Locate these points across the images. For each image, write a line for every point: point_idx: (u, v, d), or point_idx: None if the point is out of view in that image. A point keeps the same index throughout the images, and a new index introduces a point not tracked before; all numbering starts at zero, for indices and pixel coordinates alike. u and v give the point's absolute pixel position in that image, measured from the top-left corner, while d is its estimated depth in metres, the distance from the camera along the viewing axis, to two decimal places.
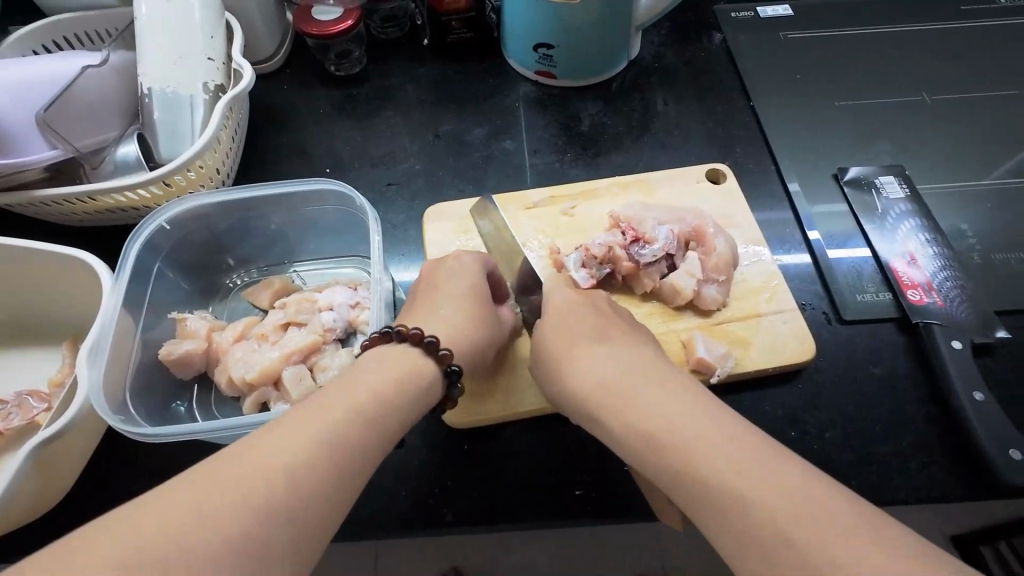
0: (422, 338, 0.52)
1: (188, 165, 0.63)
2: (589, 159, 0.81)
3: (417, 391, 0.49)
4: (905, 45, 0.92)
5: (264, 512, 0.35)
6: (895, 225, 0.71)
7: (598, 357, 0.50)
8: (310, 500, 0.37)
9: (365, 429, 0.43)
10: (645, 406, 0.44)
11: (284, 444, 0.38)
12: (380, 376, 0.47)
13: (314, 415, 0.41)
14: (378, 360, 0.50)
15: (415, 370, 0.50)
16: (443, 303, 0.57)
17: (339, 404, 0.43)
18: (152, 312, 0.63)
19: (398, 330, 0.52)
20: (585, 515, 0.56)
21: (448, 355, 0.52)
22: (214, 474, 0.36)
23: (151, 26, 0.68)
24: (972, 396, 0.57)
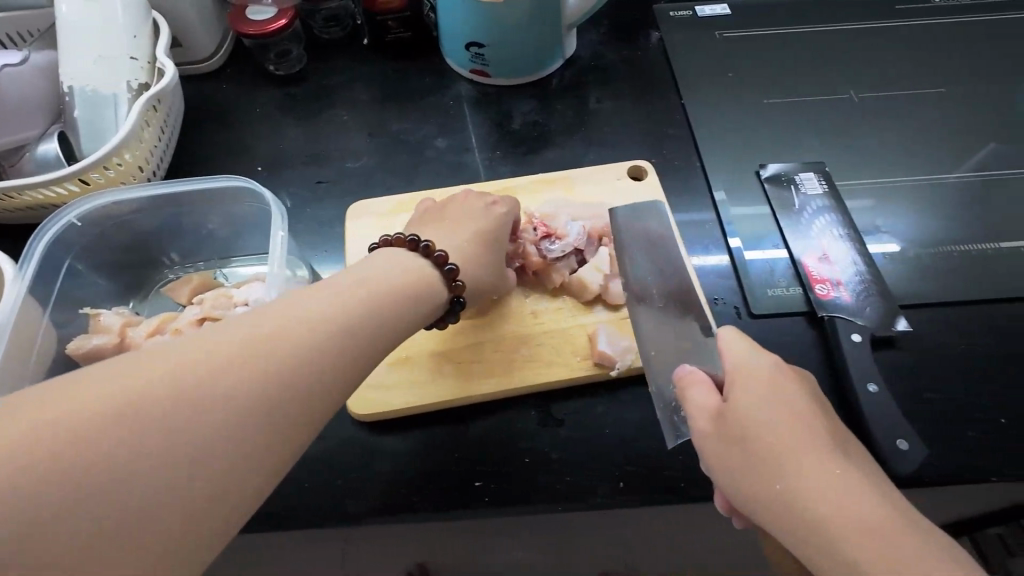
0: (444, 263, 0.57)
1: (103, 162, 0.64)
2: (519, 156, 0.82)
3: (428, 302, 0.54)
4: (834, 46, 0.94)
5: (206, 421, 0.35)
6: (810, 222, 0.72)
7: (765, 382, 0.47)
8: (254, 416, 0.37)
9: (323, 348, 0.42)
10: (804, 444, 0.43)
11: (231, 355, 0.38)
12: (396, 282, 0.52)
13: (268, 324, 0.41)
14: (401, 265, 0.54)
15: (431, 285, 0.55)
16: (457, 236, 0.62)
17: (299, 319, 0.42)
18: (63, 307, 0.65)
19: (426, 246, 0.57)
20: (485, 504, 0.57)
21: (461, 287, 0.57)
22: (160, 374, 0.36)
23: (71, 27, 0.68)
24: (866, 388, 0.58)
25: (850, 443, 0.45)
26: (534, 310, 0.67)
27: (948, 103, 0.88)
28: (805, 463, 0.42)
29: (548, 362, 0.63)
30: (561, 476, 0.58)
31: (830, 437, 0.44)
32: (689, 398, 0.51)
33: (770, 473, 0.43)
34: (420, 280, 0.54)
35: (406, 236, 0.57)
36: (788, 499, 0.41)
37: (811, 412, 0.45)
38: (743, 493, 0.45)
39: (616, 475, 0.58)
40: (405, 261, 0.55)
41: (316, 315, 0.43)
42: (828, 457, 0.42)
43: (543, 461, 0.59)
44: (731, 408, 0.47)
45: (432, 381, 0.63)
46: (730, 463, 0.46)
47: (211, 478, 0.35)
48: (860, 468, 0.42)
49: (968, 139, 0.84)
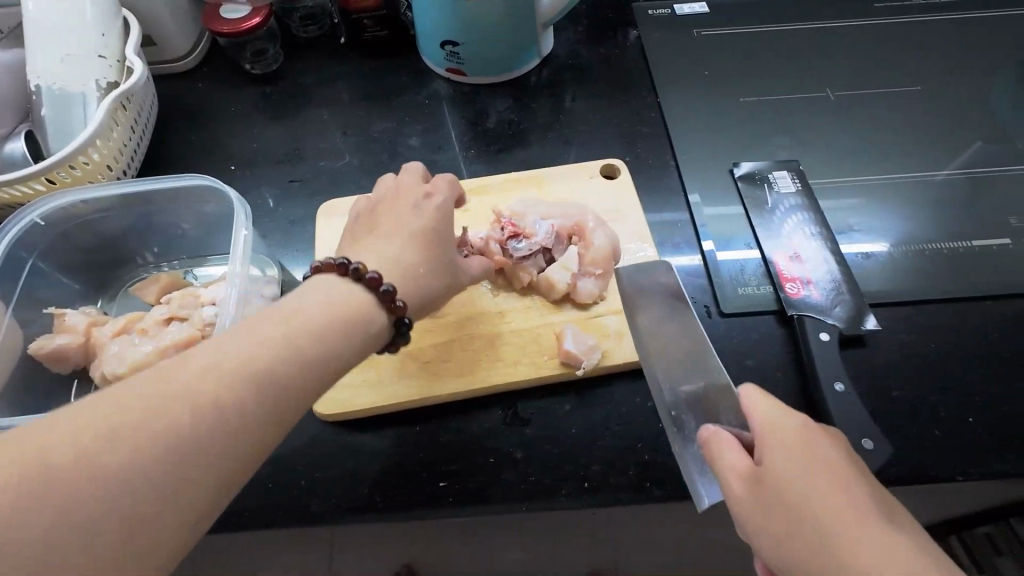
0: (378, 284, 0.49)
1: (69, 161, 0.64)
2: (493, 155, 0.82)
3: (365, 330, 0.48)
4: (812, 45, 0.94)
5: (181, 445, 0.36)
6: (782, 221, 0.72)
7: (798, 440, 0.45)
8: (226, 434, 0.37)
9: (294, 366, 0.42)
10: (844, 504, 0.40)
11: (202, 376, 0.38)
12: (327, 311, 0.46)
13: (236, 348, 0.41)
14: (325, 297, 0.47)
15: (361, 312, 0.48)
16: (394, 248, 0.54)
17: (265, 338, 0.42)
18: (26, 306, 0.65)
19: (356, 269, 0.49)
20: (450, 504, 0.57)
21: (402, 307, 0.50)
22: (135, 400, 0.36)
23: (37, 25, 0.68)
24: (833, 386, 0.58)
25: (889, 497, 0.42)
26: (501, 309, 0.67)
27: (925, 102, 0.87)
28: (848, 523, 0.39)
29: (514, 360, 0.63)
30: (527, 475, 0.58)
31: (868, 494, 0.41)
32: (718, 458, 0.48)
33: (817, 549, 0.39)
34: (348, 303, 0.48)
35: (333, 261, 0.50)
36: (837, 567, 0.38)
37: (845, 466, 0.43)
38: (788, 563, 0.41)
39: (581, 475, 0.58)
40: (336, 285, 0.49)
41: (281, 334, 0.43)
42: (869, 515, 0.39)
43: (508, 460, 0.59)
44: (766, 468, 0.44)
45: (396, 381, 0.62)
46: (769, 530, 0.42)
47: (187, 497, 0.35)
48: (904, 527, 0.39)
49: (945, 138, 0.83)
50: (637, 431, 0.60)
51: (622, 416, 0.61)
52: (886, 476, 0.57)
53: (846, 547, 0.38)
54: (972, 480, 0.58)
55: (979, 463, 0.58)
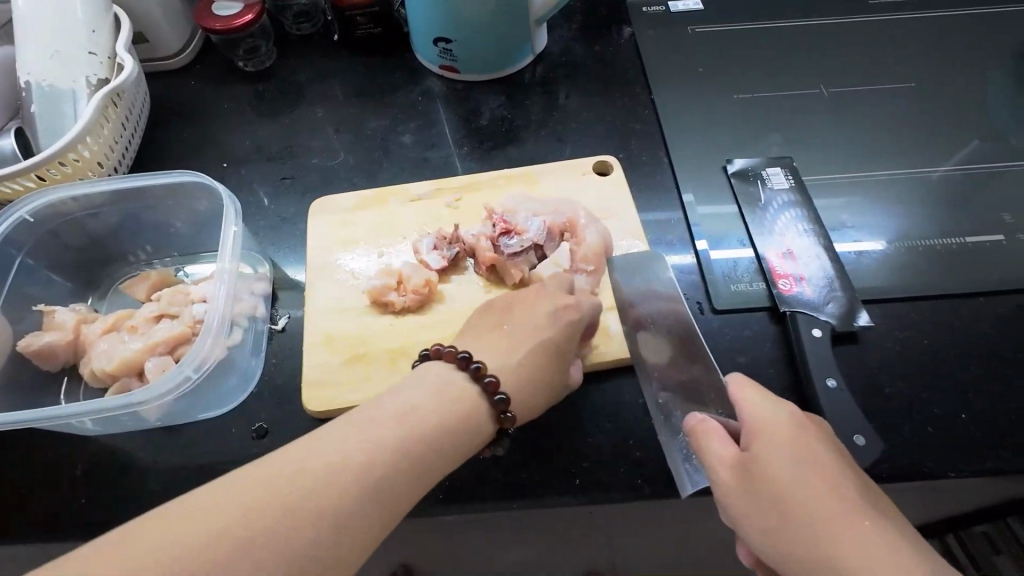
0: (494, 392, 0.50)
1: (58, 158, 0.64)
2: (486, 152, 0.82)
3: (473, 432, 0.48)
4: (806, 41, 0.94)
5: (310, 543, 0.37)
6: (774, 218, 0.71)
7: (787, 433, 0.46)
8: (347, 533, 0.38)
9: (410, 458, 0.43)
10: (831, 497, 0.42)
11: (331, 472, 0.39)
12: (440, 413, 0.47)
13: (357, 440, 0.42)
14: (440, 395, 0.48)
15: (474, 418, 0.49)
16: (512, 348, 0.54)
17: (384, 430, 0.43)
18: (16, 304, 0.64)
19: (477, 369, 0.50)
20: (440, 501, 0.57)
21: (510, 419, 0.51)
22: (271, 496, 0.37)
23: (26, 21, 0.68)
24: (825, 382, 0.58)
25: (872, 490, 0.44)
26: None
27: (918, 98, 0.87)
28: (834, 516, 0.41)
29: None
30: (517, 473, 0.58)
31: (855, 489, 0.43)
32: (704, 448, 0.49)
33: (807, 538, 0.41)
34: (460, 403, 0.48)
35: (461, 355, 0.51)
36: (825, 558, 0.40)
37: (832, 460, 0.44)
38: (775, 552, 0.43)
39: (571, 472, 0.58)
40: (460, 385, 0.50)
41: (396, 423, 0.44)
42: (856, 508, 0.41)
43: (499, 458, 0.58)
44: (752, 458, 0.46)
45: (386, 379, 0.62)
46: (757, 519, 0.44)
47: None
48: (887, 518, 0.41)
49: (938, 134, 0.83)
50: (629, 429, 0.60)
51: (613, 414, 0.61)
52: (877, 473, 0.57)
53: (833, 538, 0.40)
54: (966, 476, 0.58)
55: (971, 460, 0.58)
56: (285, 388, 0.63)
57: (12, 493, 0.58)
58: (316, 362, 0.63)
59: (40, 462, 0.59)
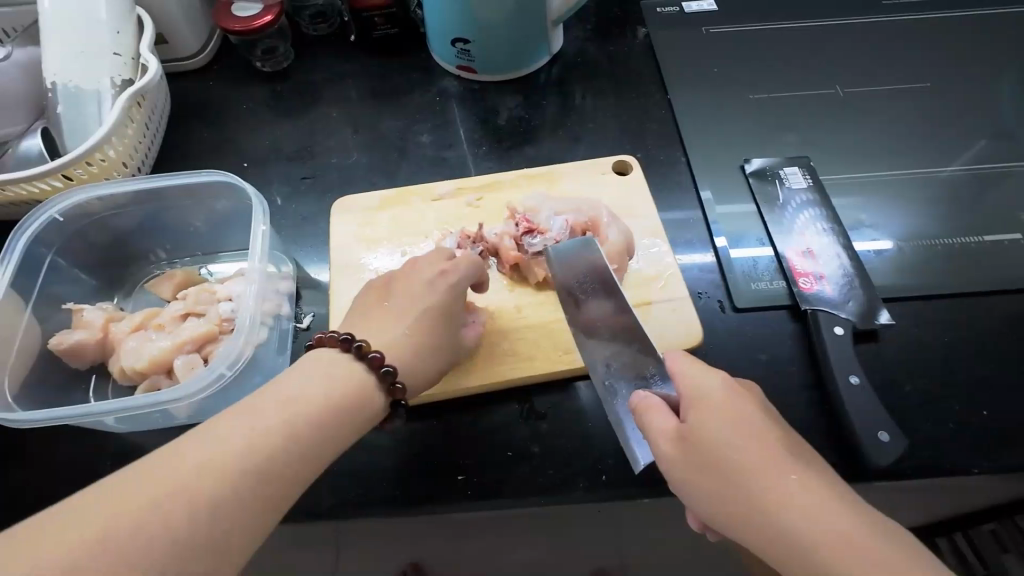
0: (380, 366, 0.52)
1: (86, 158, 0.64)
2: (504, 152, 0.83)
3: (363, 415, 0.51)
4: (820, 42, 0.94)
5: (207, 518, 0.39)
6: (793, 217, 0.72)
7: (718, 404, 0.46)
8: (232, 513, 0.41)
9: (300, 434, 0.46)
10: (765, 460, 0.43)
11: (220, 457, 0.42)
12: (327, 394, 0.49)
13: (240, 427, 0.44)
14: (325, 376, 0.50)
15: (364, 396, 0.51)
16: (399, 325, 0.56)
17: (269, 412, 0.46)
18: (45, 304, 0.65)
19: (358, 348, 0.52)
20: (468, 498, 0.57)
21: (400, 390, 0.53)
22: (164, 481, 0.39)
23: (52, 22, 0.68)
24: (848, 380, 0.59)
25: (799, 444, 0.46)
26: (517, 304, 0.68)
27: (933, 98, 0.88)
28: (769, 477, 0.42)
29: (529, 356, 0.64)
30: (543, 469, 0.58)
31: (785, 447, 0.44)
32: (647, 424, 0.49)
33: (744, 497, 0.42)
34: (352, 388, 0.51)
35: (340, 336, 0.53)
36: (766, 521, 0.41)
37: (763, 422, 0.46)
38: (721, 516, 0.44)
39: (597, 468, 0.58)
40: (340, 369, 0.52)
41: (282, 405, 0.47)
42: (787, 467, 0.42)
43: (525, 454, 0.59)
44: (692, 429, 0.46)
45: None
46: (700, 488, 0.45)
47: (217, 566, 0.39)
48: (815, 471, 0.43)
49: (952, 135, 0.84)
50: None
51: None
52: (899, 469, 0.58)
53: (771, 500, 0.41)
54: (986, 473, 0.58)
55: (992, 456, 0.58)
56: None
57: (44, 491, 0.58)
58: None
59: (69, 459, 0.60)
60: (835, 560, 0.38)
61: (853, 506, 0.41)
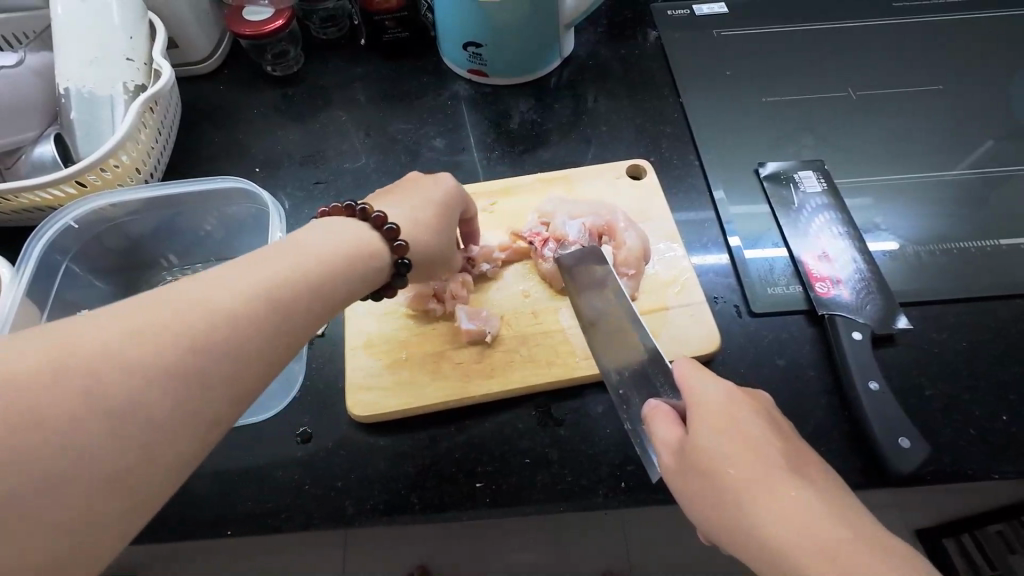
0: (382, 223, 0.57)
1: (100, 164, 0.63)
2: (517, 156, 0.83)
3: (356, 277, 0.53)
4: (832, 44, 0.94)
5: (191, 383, 0.38)
6: (809, 220, 0.72)
7: (715, 413, 0.46)
8: (247, 343, 0.42)
9: (266, 334, 0.43)
10: (760, 474, 0.42)
11: (230, 293, 0.43)
12: (342, 246, 0.53)
13: (249, 271, 0.45)
14: (340, 232, 0.54)
15: (370, 250, 0.55)
16: (408, 204, 0.61)
17: (220, 311, 0.41)
18: (60, 310, 0.66)
19: (363, 209, 0.57)
20: (487, 505, 0.57)
21: (403, 246, 0.57)
22: (155, 349, 0.37)
23: (64, 27, 0.68)
24: (868, 385, 0.58)
25: (803, 456, 0.45)
26: (534, 310, 0.68)
27: (948, 101, 0.88)
28: (763, 490, 0.42)
29: (547, 362, 0.63)
30: (562, 475, 0.58)
31: (785, 461, 0.43)
32: (653, 433, 0.50)
33: (737, 511, 0.42)
34: (345, 252, 0.53)
35: (343, 203, 0.58)
36: (757, 535, 0.40)
37: (762, 434, 0.45)
38: (716, 528, 0.44)
39: (616, 474, 0.58)
40: (316, 250, 0.51)
41: (261, 278, 0.45)
42: (785, 483, 0.41)
43: (544, 460, 0.59)
44: (690, 441, 0.46)
45: (428, 381, 0.63)
46: (696, 498, 0.45)
47: (153, 475, 0.36)
48: (817, 486, 0.42)
49: (966, 138, 0.83)
50: None
51: None
52: (921, 473, 0.57)
53: (764, 513, 0.41)
54: (1006, 478, 0.58)
55: (1013, 460, 0.58)
56: (330, 392, 0.64)
57: None
58: (359, 366, 0.64)
59: None
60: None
61: (851, 523, 0.39)
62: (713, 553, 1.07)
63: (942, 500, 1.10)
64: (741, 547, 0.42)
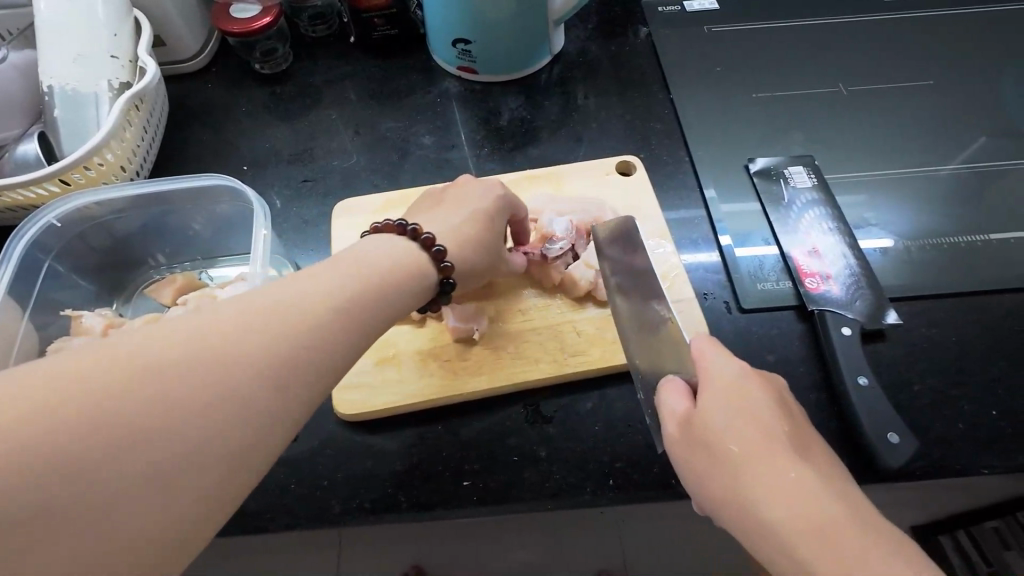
0: (432, 245, 0.56)
1: (83, 163, 0.63)
2: (506, 153, 0.82)
3: (403, 296, 0.52)
4: (821, 41, 0.94)
5: (243, 408, 0.38)
6: (798, 216, 0.72)
7: (729, 388, 0.46)
8: (303, 369, 0.41)
9: (321, 359, 0.43)
10: (760, 450, 0.42)
11: (288, 312, 0.42)
12: (397, 265, 0.52)
13: (311, 291, 0.45)
14: (388, 250, 0.53)
15: (419, 269, 0.54)
16: (456, 220, 0.61)
17: (266, 336, 0.40)
18: (43, 310, 0.66)
19: (414, 229, 0.56)
20: (475, 503, 0.56)
21: (450, 267, 0.56)
22: (205, 369, 0.37)
23: (47, 25, 0.67)
24: (856, 381, 0.58)
25: (812, 441, 0.44)
26: (521, 306, 0.68)
27: (937, 97, 0.87)
28: (764, 464, 0.41)
29: (535, 359, 0.63)
30: (550, 473, 0.58)
31: (790, 443, 0.43)
32: (663, 403, 0.50)
33: (733, 479, 0.42)
34: (395, 272, 0.52)
35: (394, 221, 0.56)
36: (749, 506, 0.41)
37: (772, 414, 0.45)
38: (711, 496, 0.44)
39: (605, 472, 0.57)
40: (379, 269, 0.51)
41: (320, 298, 0.44)
42: (787, 457, 0.42)
43: (531, 458, 0.59)
44: (699, 413, 0.46)
45: (414, 379, 0.62)
46: (696, 469, 0.45)
47: (169, 519, 0.34)
48: (820, 469, 0.41)
49: (955, 133, 0.83)
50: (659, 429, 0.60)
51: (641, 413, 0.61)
52: (911, 469, 0.57)
53: (760, 485, 0.41)
54: (996, 473, 0.58)
55: (1003, 456, 0.58)
56: None
57: None
58: None
59: None
60: (803, 545, 0.38)
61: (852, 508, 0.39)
62: (708, 551, 1.07)
63: (936, 497, 1.10)
64: (732, 514, 0.42)
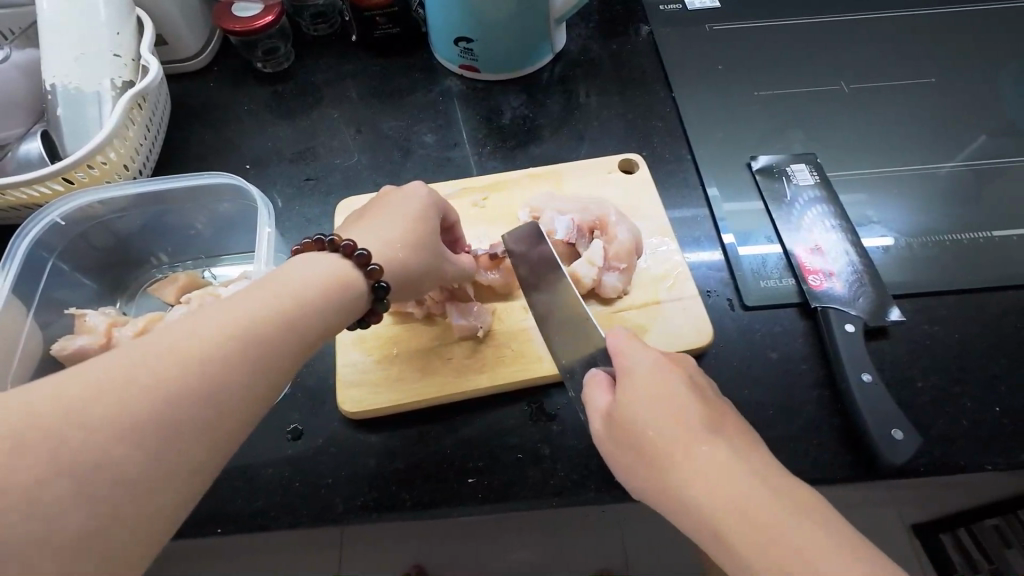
0: (353, 250, 0.54)
1: (87, 162, 0.63)
2: (508, 151, 0.82)
3: (333, 305, 0.51)
4: (822, 39, 0.94)
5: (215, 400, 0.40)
6: (800, 214, 0.72)
7: (640, 378, 0.46)
8: (270, 359, 0.44)
9: (284, 347, 0.46)
10: (676, 438, 0.42)
11: (249, 311, 0.45)
12: (321, 279, 0.51)
13: (267, 291, 0.47)
14: (311, 266, 0.52)
15: (341, 279, 0.52)
16: (387, 226, 0.59)
17: (231, 335, 0.42)
18: (46, 309, 0.65)
19: (331, 239, 0.54)
20: (478, 501, 0.56)
21: (377, 269, 0.54)
22: (174, 371, 0.39)
23: (50, 24, 0.67)
24: (859, 378, 0.58)
25: (724, 414, 0.45)
26: (525, 305, 0.68)
27: (938, 95, 0.87)
28: (684, 454, 0.42)
29: (537, 358, 0.63)
30: (554, 471, 0.58)
31: (703, 422, 0.43)
32: (588, 401, 0.50)
33: (660, 473, 0.42)
34: (326, 286, 0.51)
35: (311, 238, 0.55)
36: (678, 501, 0.41)
37: (683, 394, 0.45)
38: (646, 492, 0.44)
39: (608, 470, 0.57)
40: (308, 277, 0.50)
41: (275, 294, 0.47)
42: (703, 441, 0.42)
43: (535, 456, 0.59)
44: (617, 411, 0.46)
45: (416, 379, 0.62)
46: (626, 466, 0.45)
47: (148, 521, 0.36)
48: (736, 445, 0.42)
49: (957, 131, 0.83)
50: None
51: None
52: (913, 466, 0.57)
53: (677, 480, 0.41)
54: (999, 470, 0.58)
55: (1006, 453, 0.58)
56: (320, 391, 0.64)
57: None
58: (348, 363, 0.64)
59: None
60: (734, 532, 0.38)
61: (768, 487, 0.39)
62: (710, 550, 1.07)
63: (937, 496, 1.10)
64: (669, 509, 0.42)
